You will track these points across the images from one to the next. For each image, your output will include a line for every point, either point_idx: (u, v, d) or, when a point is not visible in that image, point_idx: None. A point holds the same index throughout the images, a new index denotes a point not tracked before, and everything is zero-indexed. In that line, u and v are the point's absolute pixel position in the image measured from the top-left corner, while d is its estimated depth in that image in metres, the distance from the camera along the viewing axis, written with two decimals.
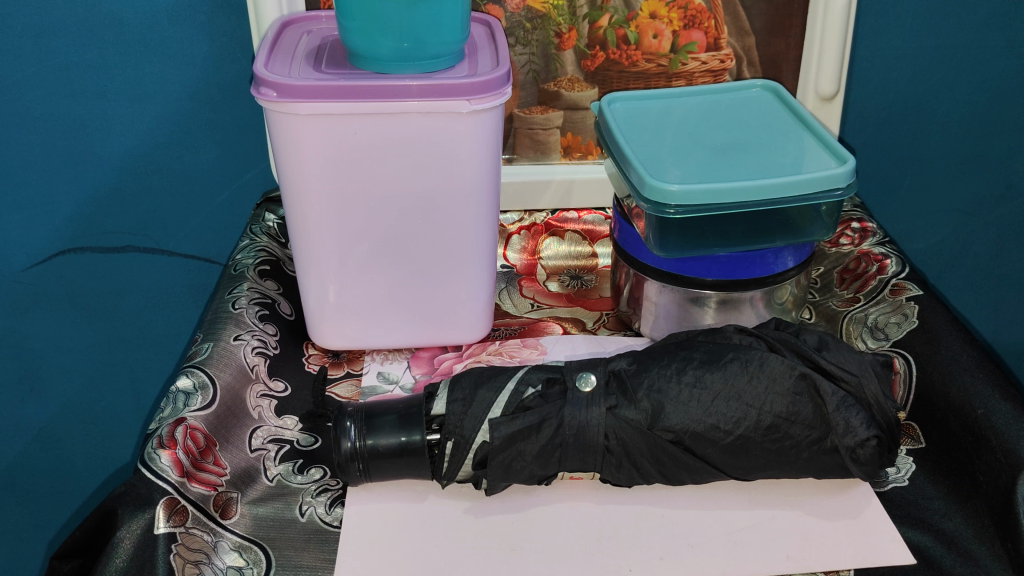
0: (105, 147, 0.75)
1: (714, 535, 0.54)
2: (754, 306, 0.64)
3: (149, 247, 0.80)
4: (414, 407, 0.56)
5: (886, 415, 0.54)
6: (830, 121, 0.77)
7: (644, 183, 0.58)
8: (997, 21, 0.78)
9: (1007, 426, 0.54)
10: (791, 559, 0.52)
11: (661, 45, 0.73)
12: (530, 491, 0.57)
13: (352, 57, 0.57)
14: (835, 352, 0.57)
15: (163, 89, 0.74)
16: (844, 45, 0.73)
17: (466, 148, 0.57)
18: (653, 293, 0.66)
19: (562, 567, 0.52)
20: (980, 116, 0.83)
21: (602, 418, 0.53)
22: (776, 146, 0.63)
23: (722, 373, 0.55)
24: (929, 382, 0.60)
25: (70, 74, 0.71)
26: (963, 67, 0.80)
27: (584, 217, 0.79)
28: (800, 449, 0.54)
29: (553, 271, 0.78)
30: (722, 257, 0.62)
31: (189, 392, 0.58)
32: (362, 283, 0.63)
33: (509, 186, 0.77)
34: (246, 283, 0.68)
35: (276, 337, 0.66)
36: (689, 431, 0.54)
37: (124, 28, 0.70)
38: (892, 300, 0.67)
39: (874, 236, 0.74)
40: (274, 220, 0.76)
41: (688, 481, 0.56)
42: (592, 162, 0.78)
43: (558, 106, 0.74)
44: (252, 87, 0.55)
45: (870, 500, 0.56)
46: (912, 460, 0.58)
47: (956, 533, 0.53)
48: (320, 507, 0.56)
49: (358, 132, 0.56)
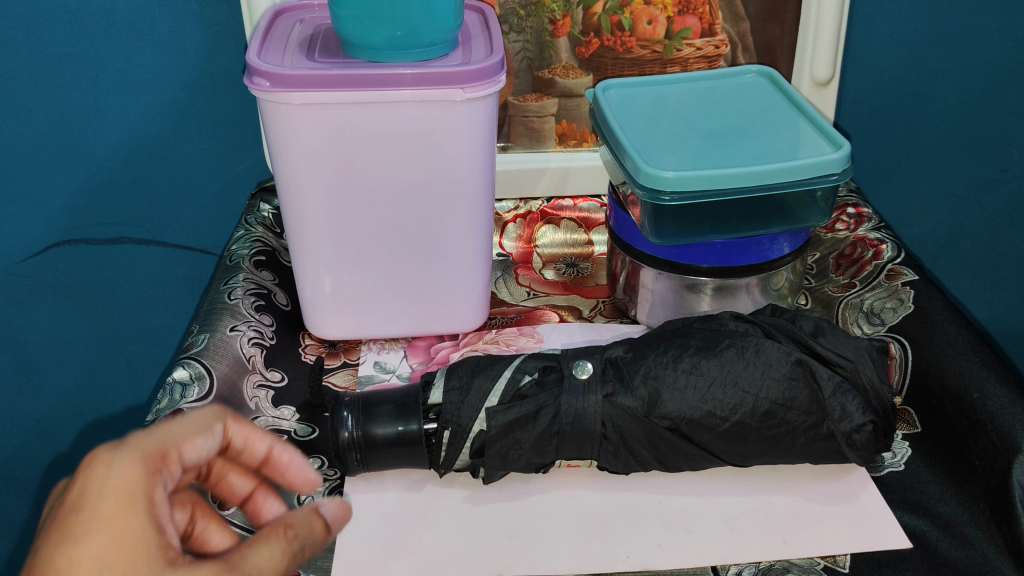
0: (99, 137, 0.75)
1: (712, 521, 0.54)
2: (749, 292, 0.64)
3: (143, 237, 0.80)
4: (410, 397, 0.56)
5: (882, 400, 0.55)
6: (824, 106, 0.77)
7: (639, 170, 0.58)
8: (992, 4, 0.78)
9: (1002, 410, 0.54)
10: (788, 544, 0.53)
11: (655, 30, 0.72)
12: (528, 478, 0.57)
13: (345, 45, 0.57)
14: (830, 338, 0.57)
15: (157, 81, 0.74)
16: (839, 29, 0.73)
17: (460, 138, 0.57)
18: (649, 280, 0.66)
19: (562, 554, 0.52)
20: (973, 99, 0.83)
21: (598, 405, 0.53)
22: (772, 132, 0.63)
23: (718, 359, 0.55)
24: (925, 367, 0.60)
25: (64, 65, 0.71)
26: (955, 50, 0.81)
27: (579, 205, 0.79)
28: (796, 435, 0.54)
29: (548, 259, 0.77)
30: (717, 244, 0.61)
31: (186, 383, 0.58)
32: (357, 273, 0.63)
33: (504, 174, 0.77)
34: (241, 274, 0.68)
35: (273, 328, 0.66)
36: (686, 417, 0.54)
37: (116, 18, 0.70)
38: (888, 286, 0.67)
39: (869, 221, 0.74)
40: (268, 210, 0.76)
41: (686, 468, 0.56)
42: (586, 150, 0.78)
43: (553, 94, 0.74)
44: (244, 77, 0.55)
45: (866, 484, 0.57)
46: (908, 444, 0.58)
47: (952, 516, 0.54)
48: (319, 497, 0.56)
49: (352, 121, 0.55)
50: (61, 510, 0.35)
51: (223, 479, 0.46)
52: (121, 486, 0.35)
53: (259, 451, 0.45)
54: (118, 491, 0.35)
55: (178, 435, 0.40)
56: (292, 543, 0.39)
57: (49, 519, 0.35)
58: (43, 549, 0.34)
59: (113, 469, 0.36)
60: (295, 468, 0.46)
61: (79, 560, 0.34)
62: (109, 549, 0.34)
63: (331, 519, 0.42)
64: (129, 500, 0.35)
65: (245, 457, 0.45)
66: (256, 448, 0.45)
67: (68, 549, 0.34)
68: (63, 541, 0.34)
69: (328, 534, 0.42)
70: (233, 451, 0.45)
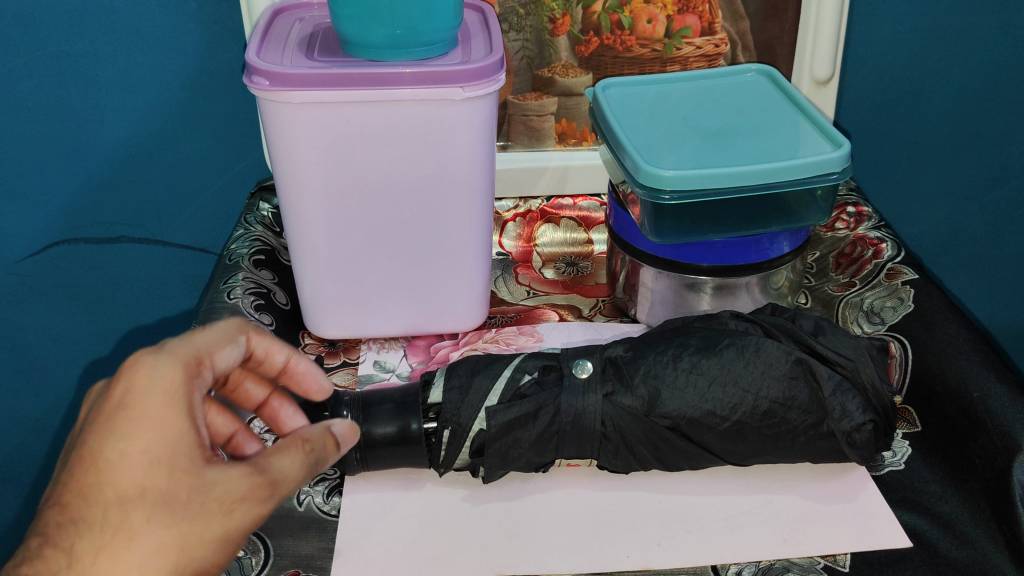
0: (98, 136, 0.75)
1: (712, 520, 0.54)
2: (749, 291, 0.64)
3: (142, 236, 0.80)
4: (410, 395, 0.56)
5: (882, 399, 0.55)
6: (824, 105, 0.77)
7: (639, 169, 0.58)
8: (992, 2, 0.78)
9: (1002, 408, 0.54)
10: (788, 543, 0.52)
11: (655, 29, 0.72)
12: (527, 478, 0.57)
13: (345, 44, 0.57)
14: (831, 337, 0.56)
15: (156, 80, 0.74)
16: (839, 28, 0.73)
17: (460, 136, 0.57)
18: (649, 279, 0.66)
19: (562, 554, 0.52)
20: (973, 98, 0.83)
21: (598, 404, 0.53)
22: (772, 131, 0.63)
23: (718, 358, 0.55)
24: (925, 367, 0.60)
25: (62, 63, 0.71)
26: (954, 49, 0.81)
27: (579, 204, 0.79)
28: (796, 434, 0.54)
29: (547, 258, 0.77)
30: (718, 243, 0.61)
31: None
32: (356, 272, 0.63)
33: (504, 174, 0.77)
34: (241, 273, 0.68)
35: (273, 327, 0.66)
36: (686, 417, 0.54)
37: (116, 16, 0.70)
38: (888, 285, 0.67)
39: (869, 220, 0.74)
40: (268, 209, 0.76)
41: (685, 467, 0.56)
42: (586, 149, 0.78)
43: (553, 93, 0.74)
44: (243, 76, 0.55)
45: (866, 483, 0.56)
46: (908, 444, 0.58)
47: (952, 516, 0.54)
48: (319, 497, 0.56)
49: (351, 120, 0.55)
50: (107, 407, 0.39)
51: (240, 386, 0.51)
52: (162, 387, 0.40)
53: (279, 362, 0.50)
54: (159, 390, 0.39)
55: (210, 343, 0.44)
56: (308, 453, 0.43)
57: (95, 413, 0.39)
58: (93, 441, 0.38)
59: (156, 372, 0.40)
60: (310, 377, 0.52)
61: (128, 452, 0.38)
62: (152, 443, 0.38)
63: (342, 438, 0.46)
64: (170, 398, 0.39)
65: (265, 367, 0.51)
66: (276, 359, 0.50)
67: (116, 443, 0.38)
68: (110, 434, 0.38)
69: (339, 450, 0.46)
70: (255, 361, 0.50)
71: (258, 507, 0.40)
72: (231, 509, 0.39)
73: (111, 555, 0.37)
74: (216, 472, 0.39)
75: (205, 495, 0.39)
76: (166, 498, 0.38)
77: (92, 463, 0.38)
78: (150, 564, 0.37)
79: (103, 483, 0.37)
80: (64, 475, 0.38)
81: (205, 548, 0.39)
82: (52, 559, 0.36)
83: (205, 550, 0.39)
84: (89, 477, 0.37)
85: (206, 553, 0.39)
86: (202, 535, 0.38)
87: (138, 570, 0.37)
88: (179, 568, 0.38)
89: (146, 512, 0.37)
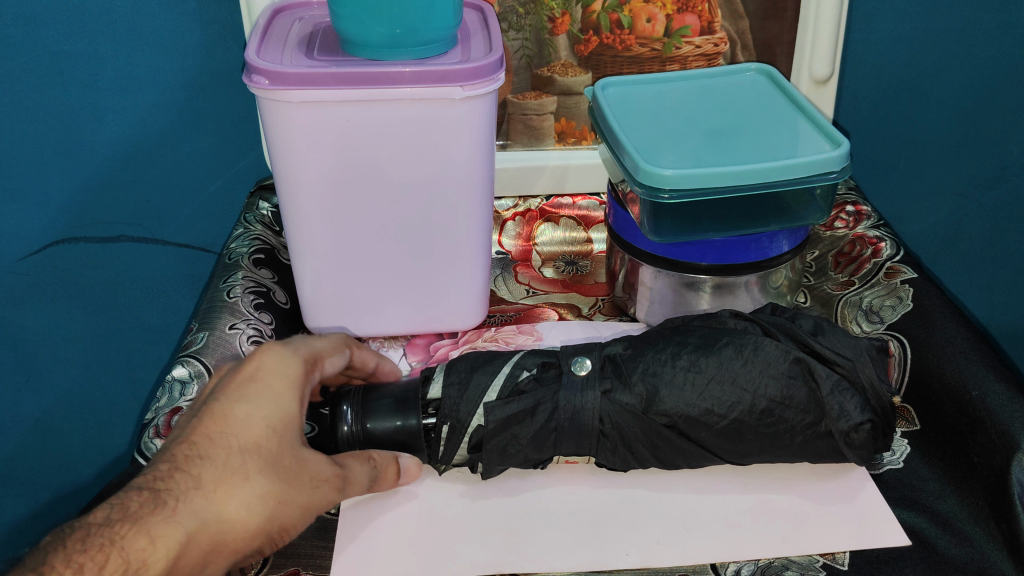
0: (98, 134, 0.75)
1: (712, 518, 0.54)
2: (748, 290, 0.65)
3: (142, 236, 0.81)
4: (409, 391, 0.56)
5: (880, 399, 0.55)
6: (823, 104, 0.77)
7: (639, 168, 0.58)
8: (991, 2, 0.78)
9: (1001, 407, 0.54)
10: (786, 542, 0.52)
11: (655, 28, 0.72)
12: (526, 476, 0.57)
13: (344, 44, 0.57)
14: (830, 337, 0.57)
15: (156, 79, 0.74)
16: (838, 27, 0.73)
17: (460, 134, 0.57)
18: (647, 278, 0.66)
19: (561, 552, 0.52)
20: (972, 98, 0.83)
21: (596, 401, 0.53)
22: (771, 130, 0.63)
23: (716, 357, 0.55)
24: (923, 366, 0.60)
25: (62, 62, 0.71)
26: (953, 48, 0.81)
27: (579, 203, 0.79)
28: (794, 433, 0.54)
29: (547, 257, 0.78)
30: (717, 241, 0.61)
31: (184, 381, 0.59)
32: (356, 271, 0.63)
33: (504, 173, 0.77)
34: (241, 272, 0.68)
35: (272, 326, 0.66)
36: (684, 415, 0.54)
37: (116, 16, 0.71)
38: (887, 284, 0.67)
39: (868, 219, 0.74)
40: (268, 208, 0.76)
41: (683, 465, 0.56)
42: (585, 148, 0.78)
43: (553, 92, 0.74)
44: (243, 75, 0.55)
45: (865, 483, 0.56)
46: (907, 443, 0.58)
47: (951, 514, 0.54)
48: None
49: (352, 119, 0.55)
50: (239, 377, 0.49)
51: None
52: (285, 372, 0.50)
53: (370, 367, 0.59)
54: (284, 374, 0.49)
55: (325, 349, 0.54)
56: (372, 467, 0.52)
57: (225, 382, 0.49)
58: (226, 400, 0.47)
59: (285, 359, 0.50)
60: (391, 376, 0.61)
61: (252, 415, 0.47)
62: (272, 413, 0.47)
63: (405, 468, 0.54)
64: (290, 383, 0.49)
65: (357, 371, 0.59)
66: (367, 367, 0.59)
67: (243, 406, 0.47)
68: (239, 398, 0.48)
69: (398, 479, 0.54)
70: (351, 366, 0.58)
71: (334, 494, 0.49)
72: (317, 485, 0.48)
73: (227, 490, 0.45)
74: (311, 454, 0.48)
75: (301, 467, 0.47)
76: (273, 459, 0.46)
77: (222, 416, 0.47)
78: (255, 507, 0.45)
79: (228, 434, 0.46)
80: (195, 422, 0.47)
81: (293, 510, 0.47)
82: (180, 481, 0.44)
83: (292, 512, 0.47)
84: (218, 426, 0.46)
85: (292, 516, 0.47)
86: (293, 498, 0.47)
87: (244, 509, 0.45)
88: (271, 520, 0.46)
89: (258, 463, 0.46)
